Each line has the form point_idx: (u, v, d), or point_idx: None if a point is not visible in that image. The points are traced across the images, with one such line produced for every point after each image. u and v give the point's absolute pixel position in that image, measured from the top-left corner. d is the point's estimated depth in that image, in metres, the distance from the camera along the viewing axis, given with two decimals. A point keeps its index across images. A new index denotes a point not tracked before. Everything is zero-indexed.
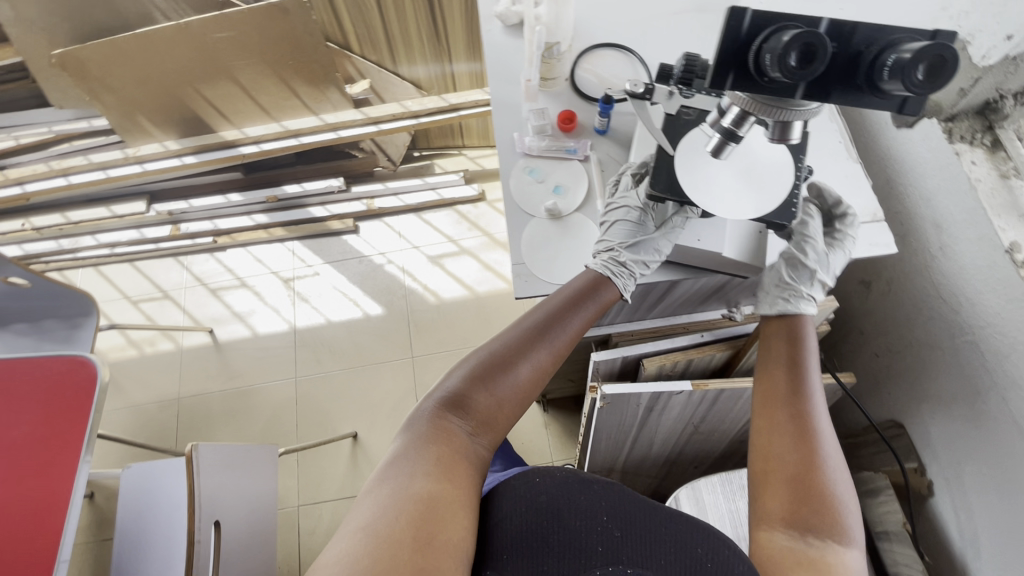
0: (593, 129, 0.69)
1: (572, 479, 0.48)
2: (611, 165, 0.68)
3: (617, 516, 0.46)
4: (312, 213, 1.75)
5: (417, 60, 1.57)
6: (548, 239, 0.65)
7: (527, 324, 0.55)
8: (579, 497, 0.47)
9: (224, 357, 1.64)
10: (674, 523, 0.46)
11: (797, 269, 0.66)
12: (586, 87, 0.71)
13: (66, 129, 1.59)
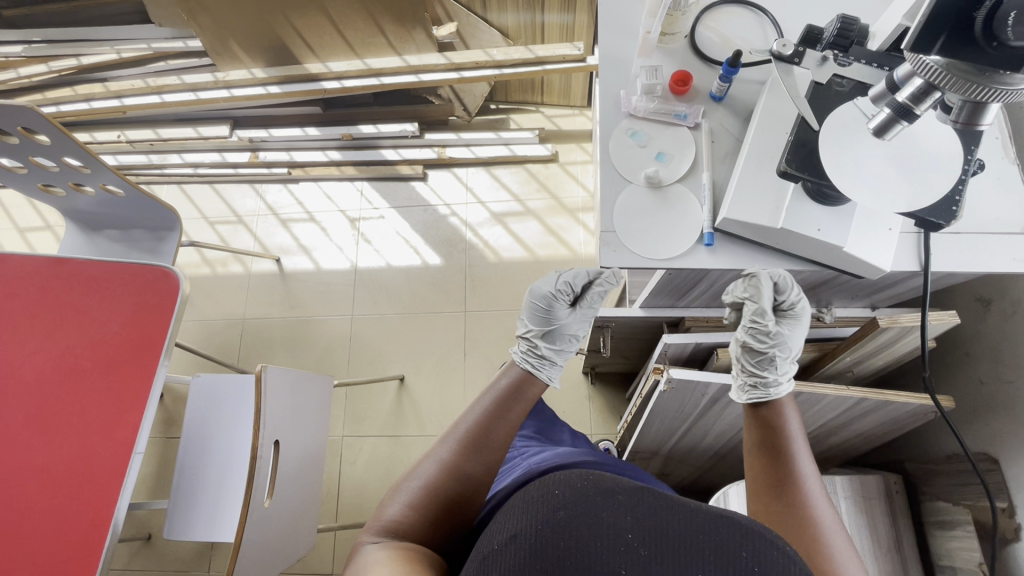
0: (709, 95, 0.63)
1: (591, 488, 0.39)
2: (723, 136, 0.62)
3: (656, 526, 0.37)
4: (384, 155, 1.75)
5: (508, 7, 1.50)
6: (643, 210, 0.60)
7: (464, 424, 0.65)
8: (598, 512, 0.38)
9: (288, 286, 1.71)
10: (722, 528, 0.38)
11: (756, 357, 0.64)
12: (708, 49, 0.65)
13: (163, 47, 1.64)
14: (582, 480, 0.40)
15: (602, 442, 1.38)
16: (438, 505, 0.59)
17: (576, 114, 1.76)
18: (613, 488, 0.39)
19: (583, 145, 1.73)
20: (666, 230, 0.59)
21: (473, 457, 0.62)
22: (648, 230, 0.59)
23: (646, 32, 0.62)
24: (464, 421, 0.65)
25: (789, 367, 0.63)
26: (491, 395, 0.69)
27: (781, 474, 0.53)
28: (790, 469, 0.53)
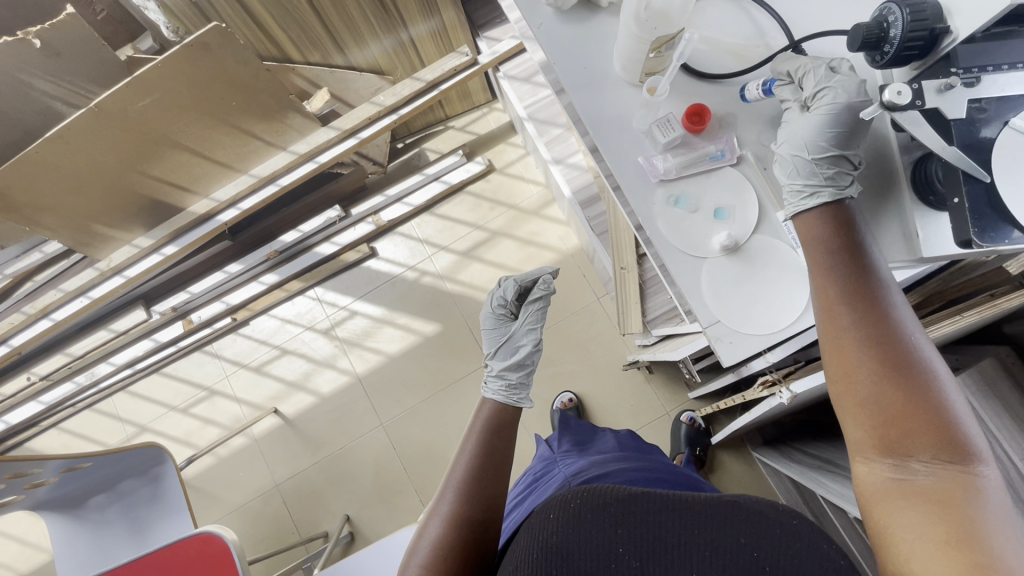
0: (730, 119, 0.58)
1: (586, 509, 0.50)
2: (765, 155, 0.59)
3: (644, 533, 0.48)
4: (322, 252, 1.59)
5: (369, 42, 1.33)
6: (733, 279, 0.57)
7: (457, 471, 0.69)
8: (594, 535, 0.48)
9: (302, 430, 1.56)
10: (707, 513, 0.47)
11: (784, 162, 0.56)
12: (705, 63, 0.59)
13: (20, 267, 1.40)
14: (576, 499, 0.51)
15: (685, 416, 1.37)
16: (453, 552, 0.62)
17: (485, 113, 1.64)
18: (601, 500, 0.50)
19: (510, 142, 1.63)
20: (767, 300, 0.56)
21: (473, 498, 0.66)
22: (750, 305, 0.56)
23: (650, 86, 0.56)
24: (454, 470, 0.69)
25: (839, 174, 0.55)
26: (471, 433, 0.74)
27: (857, 294, 0.49)
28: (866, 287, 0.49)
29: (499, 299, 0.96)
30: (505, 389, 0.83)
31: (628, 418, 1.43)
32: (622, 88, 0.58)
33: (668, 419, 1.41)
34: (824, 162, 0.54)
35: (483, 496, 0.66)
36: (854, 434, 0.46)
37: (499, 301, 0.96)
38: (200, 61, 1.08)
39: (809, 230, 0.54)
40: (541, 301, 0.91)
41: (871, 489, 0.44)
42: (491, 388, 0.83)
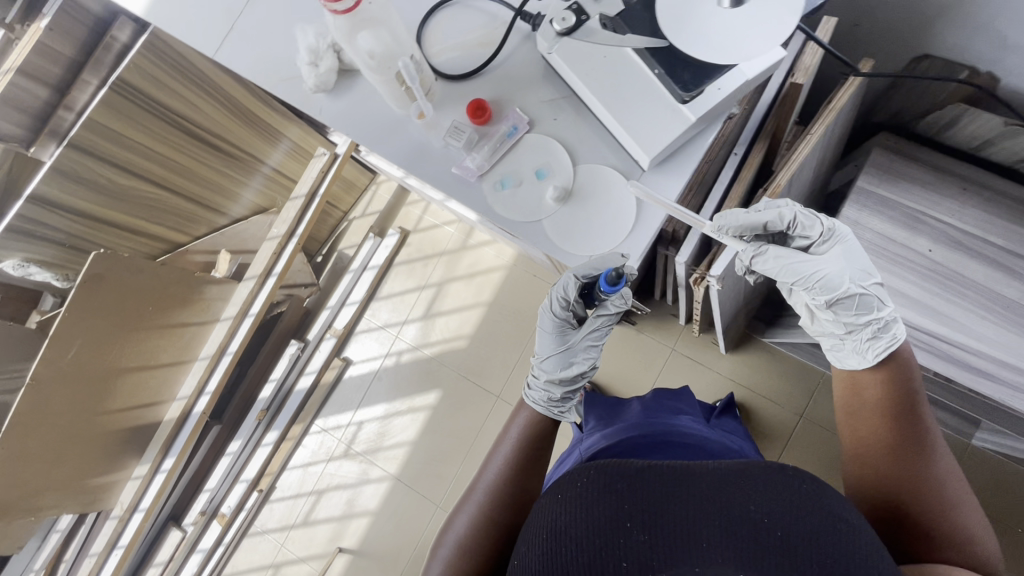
0: (506, 98, 0.64)
1: (596, 487, 0.57)
2: (547, 108, 0.64)
3: (648, 498, 0.55)
4: (303, 387, 1.62)
5: (239, 190, 1.40)
6: (581, 219, 0.62)
7: (486, 480, 0.81)
8: (601, 505, 0.56)
9: (374, 553, 1.55)
10: (712, 486, 0.54)
11: (848, 347, 0.78)
12: (461, 64, 0.65)
13: (46, 556, 1.41)
14: (584, 477, 0.59)
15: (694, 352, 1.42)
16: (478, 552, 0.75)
17: (375, 190, 1.70)
18: (616, 474, 0.58)
19: (409, 202, 1.70)
20: (616, 225, 0.61)
21: (500, 505, 0.78)
22: (604, 229, 0.61)
23: (418, 110, 0.61)
24: (485, 477, 0.82)
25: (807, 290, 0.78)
26: (502, 444, 0.86)
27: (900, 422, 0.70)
28: (916, 439, 0.69)
29: (560, 305, 0.91)
30: (560, 405, 0.89)
31: (643, 372, 1.46)
32: (405, 124, 0.63)
33: (678, 353, 1.46)
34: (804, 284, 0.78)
35: (511, 499, 0.79)
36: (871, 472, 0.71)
37: (561, 304, 0.90)
38: (98, 290, 1.15)
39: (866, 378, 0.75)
40: (607, 314, 0.89)
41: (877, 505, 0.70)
42: (540, 398, 0.90)
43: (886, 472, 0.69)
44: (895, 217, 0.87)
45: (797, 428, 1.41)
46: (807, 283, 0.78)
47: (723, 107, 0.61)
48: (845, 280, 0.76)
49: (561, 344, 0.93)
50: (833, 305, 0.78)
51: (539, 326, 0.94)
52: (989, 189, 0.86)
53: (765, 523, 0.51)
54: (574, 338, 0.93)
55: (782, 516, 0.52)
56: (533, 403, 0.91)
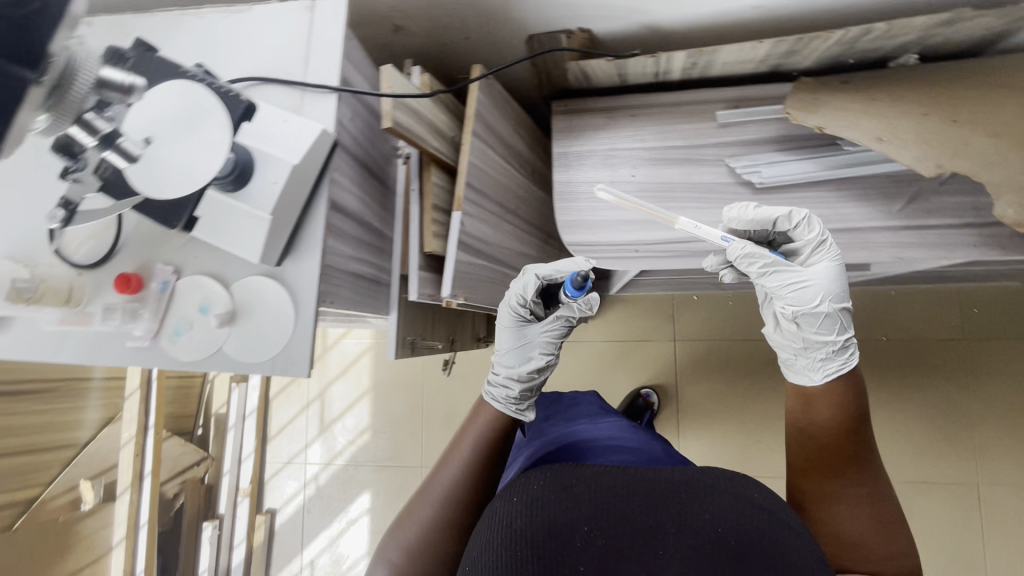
0: (146, 256, 0.63)
1: (555, 490, 0.54)
2: (189, 247, 0.63)
3: (603, 499, 0.53)
4: (239, 561, 1.56)
5: (76, 421, 1.43)
6: (255, 331, 0.61)
7: (442, 483, 0.71)
8: (554, 504, 0.53)
9: None
10: (660, 498, 0.53)
11: (801, 360, 0.76)
12: (96, 247, 0.64)
13: None
14: (538, 478, 0.56)
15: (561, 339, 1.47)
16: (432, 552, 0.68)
17: None
18: (577, 478, 0.55)
19: None
20: (276, 323, 0.60)
21: (457, 498, 0.71)
22: (271, 333, 0.60)
23: (72, 313, 0.63)
24: (444, 475, 0.72)
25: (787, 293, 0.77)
26: (464, 444, 0.75)
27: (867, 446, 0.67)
28: (869, 459, 0.67)
29: (519, 300, 0.87)
30: (520, 401, 0.79)
31: None
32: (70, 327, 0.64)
33: None
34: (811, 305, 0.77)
35: (464, 529, 0.70)
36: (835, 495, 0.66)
37: (522, 302, 0.86)
38: None
39: (833, 389, 0.71)
40: (566, 309, 0.85)
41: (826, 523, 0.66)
42: (499, 395, 0.80)
43: (836, 495, 0.66)
44: (597, 163, 0.98)
45: (677, 352, 1.54)
46: (787, 291, 0.78)
47: (341, 157, 0.69)
48: (819, 295, 0.76)
49: (520, 340, 0.88)
50: (799, 318, 0.77)
51: (502, 326, 0.88)
52: (647, 106, 0.98)
53: (726, 539, 0.50)
54: (534, 333, 0.88)
55: (746, 527, 0.51)
56: (491, 403, 0.80)
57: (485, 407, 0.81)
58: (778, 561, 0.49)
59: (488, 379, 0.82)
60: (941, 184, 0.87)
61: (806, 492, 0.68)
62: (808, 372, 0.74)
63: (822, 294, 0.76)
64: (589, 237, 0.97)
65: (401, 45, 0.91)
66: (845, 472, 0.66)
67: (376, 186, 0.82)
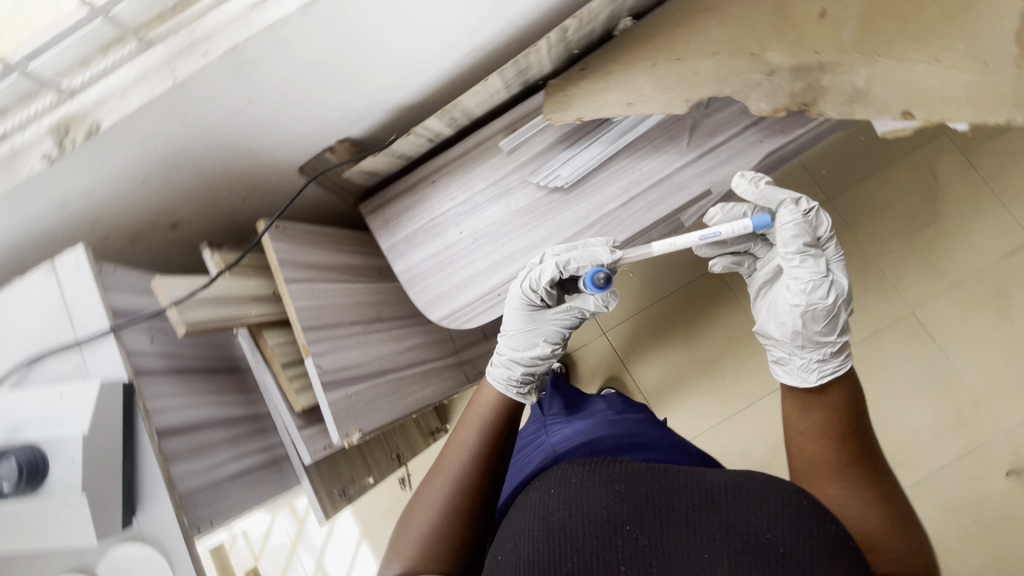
0: None
1: (599, 488, 0.60)
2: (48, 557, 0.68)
3: (641, 492, 0.59)
4: None
5: None
6: None
7: (453, 469, 0.74)
8: (591, 500, 0.60)
9: None
10: (717, 494, 0.57)
11: (796, 361, 0.74)
12: None
13: None
14: (582, 470, 0.62)
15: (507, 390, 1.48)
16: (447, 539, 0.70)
17: None
18: (618, 477, 0.61)
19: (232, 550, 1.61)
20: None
21: (472, 483, 0.73)
22: None
23: None
24: (457, 459, 0.74)
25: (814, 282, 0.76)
26: (479, 410, 0.80)
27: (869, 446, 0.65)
28: (873, 461, 0.64)
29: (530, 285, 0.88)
30: (522, 386, 0.83)
31: None
32: None
33: None
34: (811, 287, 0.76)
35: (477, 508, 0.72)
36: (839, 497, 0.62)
37: (530, 290, 0.87)
38: None
39: (825, 390, 0.70)
40: (581, 303, 0.88)
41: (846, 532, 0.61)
42: (500, 376, 0.83)
43: (841, 500, 0.62)
44: (425, 239, 1.01)
45: (614, 343, 1.57)
46: (804, 273, 0.77)
47: (157, 384, 0.72)
48: (829, 288, 0.76)
49: (528, 322, 0.91)
50: (807, 311, 0.76)
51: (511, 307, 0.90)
52: (443, 168, 1.02)
53: (769, 538, 0.53)
54: (543, 318, 0.91)
55: (795, 521, 0.54)
56: (492, 380, 0.83)
57: (487, 388, 0.84)
58: (809, 558, 0.52)
59: (496, 362, 0.86)
60: (706, 109, 0.95)
61: (809, 494, 0.65)
62: (802, 373, 0.73)
63: (827, 288, 0.76)
64: (449, 308, 0.98)
65: (192, 236, 0.92)
66: (845, 473, 0.63)
67: (220, 380, 0.84)
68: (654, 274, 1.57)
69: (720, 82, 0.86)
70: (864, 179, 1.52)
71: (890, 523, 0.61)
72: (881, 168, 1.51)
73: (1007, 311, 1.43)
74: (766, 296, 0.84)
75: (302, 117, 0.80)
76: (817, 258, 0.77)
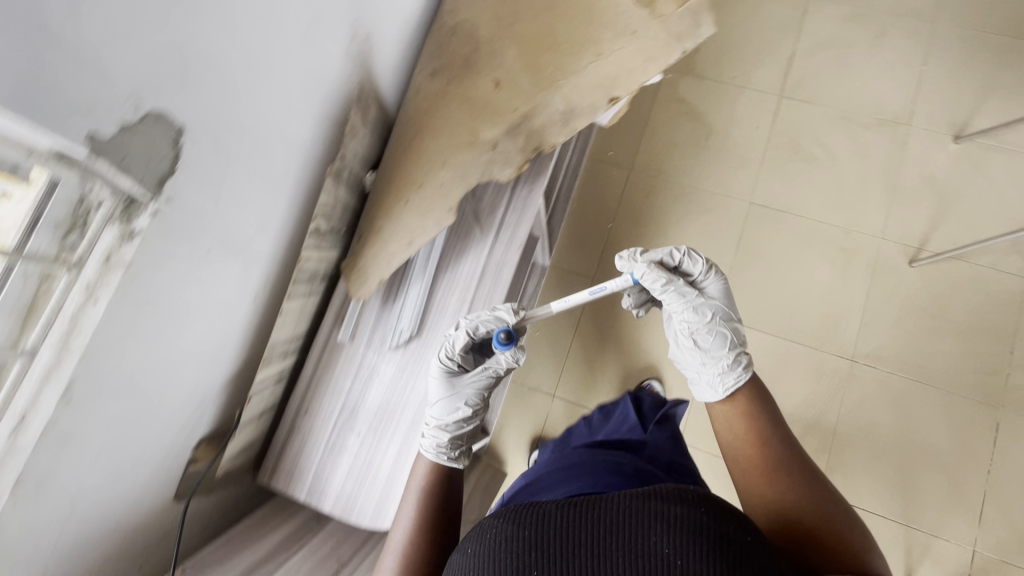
0: None
1: (512, 543, 0.57)
2: None
3: (548, 539, 0.56)
4: None
5: None
6: None
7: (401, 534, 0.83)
8: (503, 558, 0.57)
9: None
10: (626, 523, 0.56)
11: (703, 378, 0.94)
12: None
13: None
14: (493, 526, 0.59)
15: None
16: None
17: None
18: (528, 523, 0.58)
19: None
20: None
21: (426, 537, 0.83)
22: None
23: None
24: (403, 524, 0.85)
25: (698, 309, 0.98)
26: (413, 482, 0.91)
27: (791, 446, 0.82)
28: (798, 459, 0.80)
29: (442, 357, 0.98)
30: (451, 450, 0.95)
31: None
32: None
33: None
34: (697, 310, 0.98)
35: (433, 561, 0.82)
36: (786, 489, 0.76)
37: (444, 362, 0.97)
38: None
39: (738, 393, 0.90)
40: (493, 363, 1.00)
41: (789, 523, 0.74)
42: (431, 446, 0.94)
43: (782, 491, 0.77)
44: (334, 464, 0.98)
45: (568, 396, 1.59)
46: (683, 307, 0.98)
47: None
48: (709, 311, 0.98)
49: (445, 393, 0.98)
50: (695, 336, 0.98)
51: (427, 381, 0.99)
52: (308, 391, 1.00)
53: (666, 556, 0.53)
54: (459, 385, 0.99)
55: (697, 528, 0.54)
56: (423, 450, 0.94)
57: (421, 458, 0.94)
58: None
59: (425, 434, 0.96)
60: (477, 198, 1.04)
61: (756, 492, 0.79)
62: (712, 386, 0.92)
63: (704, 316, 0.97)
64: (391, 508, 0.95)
65: None
66: (782, 467, 0.79)
67: None
68: (554, 318, 1.64)
69: (464, 177, 0.96)
70: (642, 138, 1.71)
71: (823, 510, 0.74)
72: (647, 122, 1.72)
73: (808, 155, 1.63)
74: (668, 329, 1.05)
75: (187, 360, 0.80)
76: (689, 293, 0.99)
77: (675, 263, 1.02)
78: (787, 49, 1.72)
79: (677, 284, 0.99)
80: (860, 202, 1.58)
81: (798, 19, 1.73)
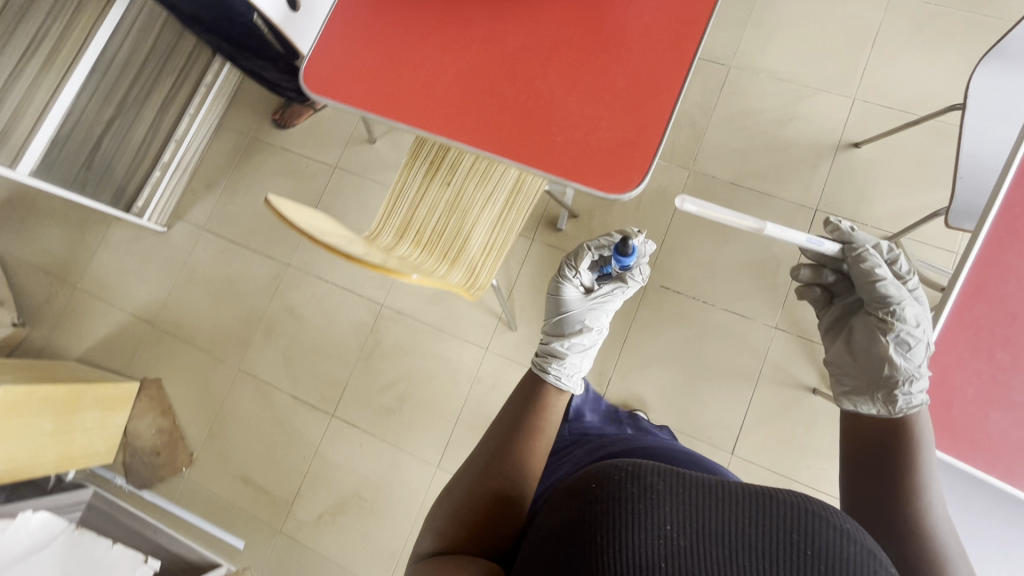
0: None
1: (688, 496, 0.51)
2: None
3: (700, 528, 0.50)
4: None
5: None
6: None
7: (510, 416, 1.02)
8: (669, 511, 0.50)
9: None
10: (816, 519, 0.49)
11: (891, 380, 0.97)
12: None
13: None
14: (668, 482, 0.52)
15: None
16: (494, 475, 0.92)
17: None
18: (698, 499, 0.51)
19: None
20: None
21: (523, 445, 0.96)
22: None
23: None
24: (514, 403, 1.05)
25: (913, 316, 1.03)
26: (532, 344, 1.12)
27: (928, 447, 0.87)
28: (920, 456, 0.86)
29: (575, 268, 1.26)
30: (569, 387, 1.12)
31: None
32: None
33: None
34: (905, 316, 1.04)
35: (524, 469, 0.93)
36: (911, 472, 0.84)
37: (575, 275, 1.25)
38: None
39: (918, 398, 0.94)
40: (616, 290, 1.24)
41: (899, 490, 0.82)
42: (555, 373, 1.12)
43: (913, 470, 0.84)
44: None
45: None
46: (888, 294, 1.05)
47: None
48: (918, 323, 1.03)
49: (587, 304, 1.24)
50: (896, 331, 1.02)
51: (551, 289, 1.26)
52: None
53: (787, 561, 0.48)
54: (588, 307, 1.24)
55: (809, 551, 0.48)
56: (550, 374, 1.12)
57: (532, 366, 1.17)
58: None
59: (553, 344, 1.20)
60: None
61: (868, 457, 0.90)
62: (887, 400, 0.94)
63: (914, 322, 1.03)
64: None
65: None
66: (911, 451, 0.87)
67: None
68: None
69: None
70: (350, 569, 1.55)
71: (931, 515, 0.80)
72: (335, 559, 1.57)
73: (397, 397, 1.64)
74: (856, 331, 1.10)
75: None
76: (904, 295, 1.05)
77: (883, 251, 1.14)
78: (286, 395, 1.70)
79: (884, 282, 1.06)
80: (450, 361, 1.64)
81: (257, 380, 1.73)
